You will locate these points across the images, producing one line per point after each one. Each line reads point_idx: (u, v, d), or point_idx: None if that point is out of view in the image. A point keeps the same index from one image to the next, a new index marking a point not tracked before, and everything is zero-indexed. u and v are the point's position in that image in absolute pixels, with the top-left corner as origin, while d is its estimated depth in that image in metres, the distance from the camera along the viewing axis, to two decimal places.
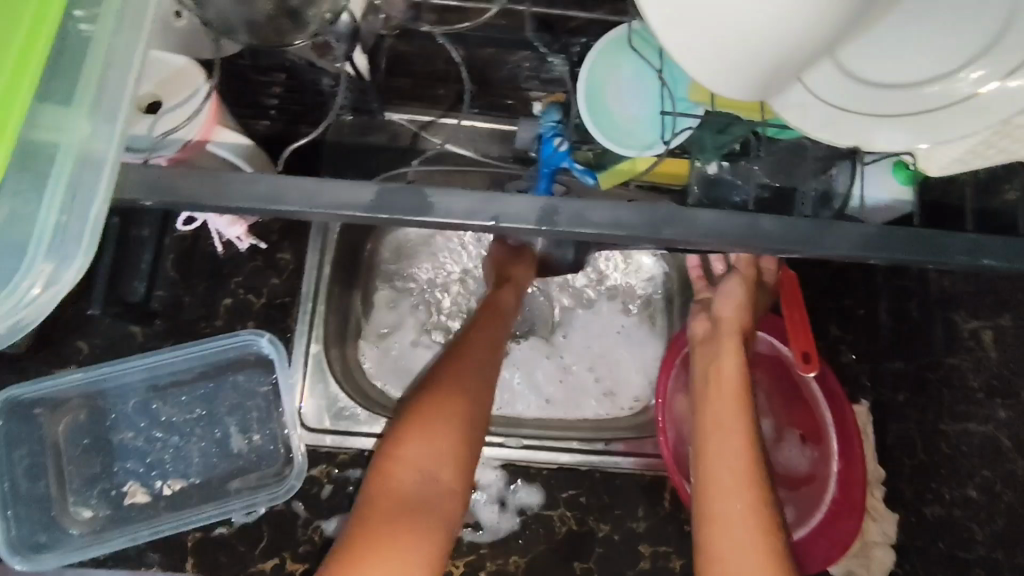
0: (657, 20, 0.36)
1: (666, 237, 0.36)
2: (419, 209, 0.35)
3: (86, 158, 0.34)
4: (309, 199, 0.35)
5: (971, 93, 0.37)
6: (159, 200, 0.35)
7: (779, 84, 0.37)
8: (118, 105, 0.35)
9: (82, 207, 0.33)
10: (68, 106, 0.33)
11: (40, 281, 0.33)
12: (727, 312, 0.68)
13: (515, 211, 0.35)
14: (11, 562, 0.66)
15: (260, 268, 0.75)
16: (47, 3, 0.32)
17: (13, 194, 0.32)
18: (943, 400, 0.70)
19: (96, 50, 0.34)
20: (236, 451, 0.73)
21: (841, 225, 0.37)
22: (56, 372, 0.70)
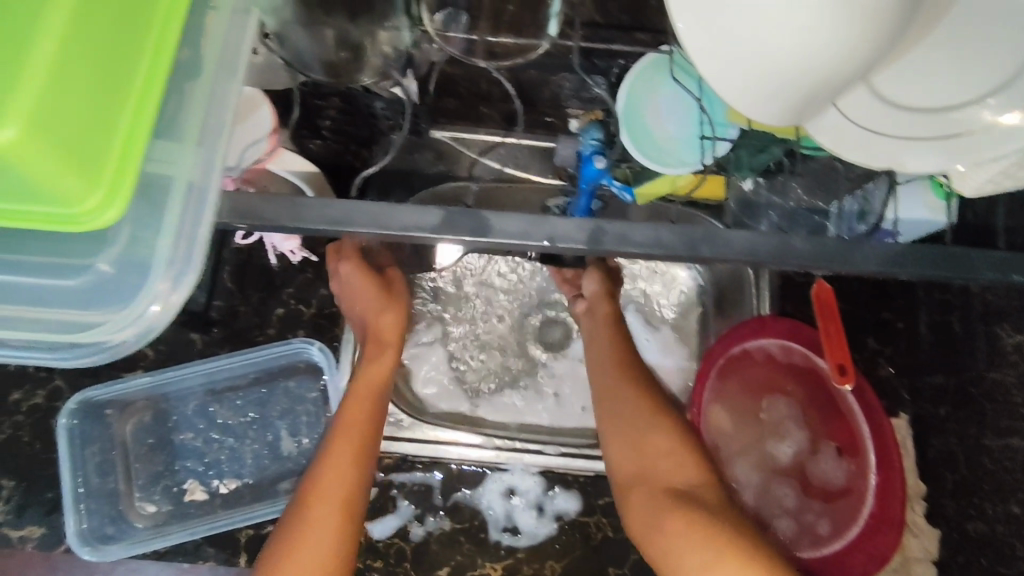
0: (698, 50, 0.37)
1: (705, 254, 0.38)
2: (479, 229, 0.38)
3: (194, 188, 0.36)
4: (375, 223, 0.38)
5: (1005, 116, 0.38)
6: (247, 223, 0.38)
7: (813, 110, 0.39)
8: (218, 138, 0.37)
9: (191, 230, 0.36)
10: (179, 138, 0.36)
11: (158, 300, 0.36)
12: (597, 292, 0.79)
13: (567, 232, 0.37)
14: (80, 552, 0.71)
15: (310, 279, 0.79)
16: (160, 44, 0.33)
17: (137, 220, 0.36)
18: (985, 415, 0.70)
19: (199, 90, 0.37)
20: (286, 453, 0.77)
21: (872, 241, 0.38)
22: (126, 375, 0.76)
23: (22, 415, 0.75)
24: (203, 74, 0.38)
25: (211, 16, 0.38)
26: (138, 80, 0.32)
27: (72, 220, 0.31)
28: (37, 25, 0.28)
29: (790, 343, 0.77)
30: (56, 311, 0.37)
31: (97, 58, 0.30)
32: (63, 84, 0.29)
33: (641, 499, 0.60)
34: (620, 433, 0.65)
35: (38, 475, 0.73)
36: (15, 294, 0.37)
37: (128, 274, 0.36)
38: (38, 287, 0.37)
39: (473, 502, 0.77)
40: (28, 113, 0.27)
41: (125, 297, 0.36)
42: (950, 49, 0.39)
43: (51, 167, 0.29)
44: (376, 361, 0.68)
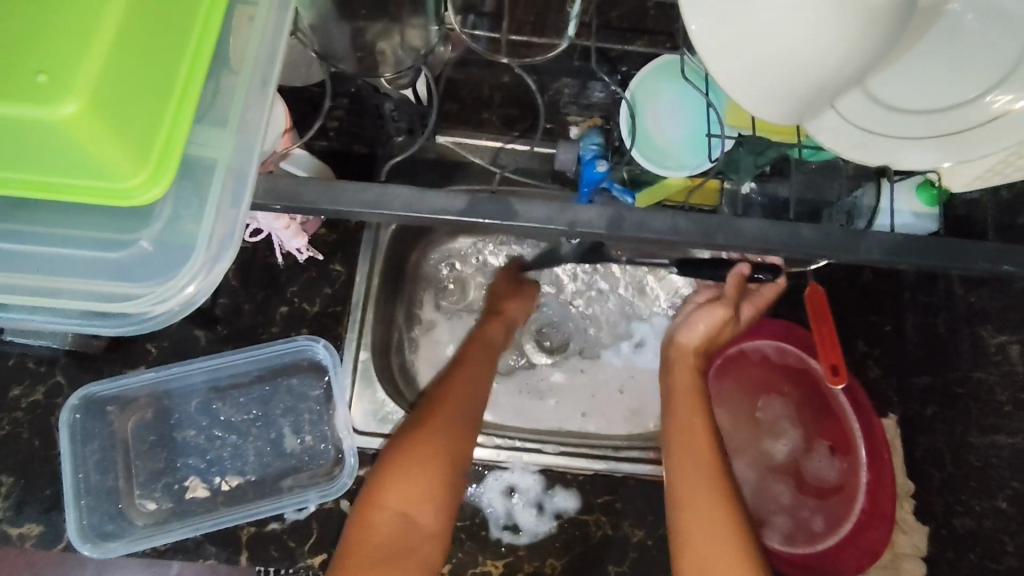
0: (709, 47, 0.39)
1: (719, 242, 0.40)
2: (505, 215, 0.39)
3: (233, 170, 0.37)
4: (408, 208, 0.39)
5: (993, 116, 0.40)
6: (286, 206, 0.39)
7: (813, 110, 0.41)
8: (258, 126, 0.39)
9: (232, 213, 0.37)
10: (221, 123, 0.37)
11: (195, 280, 0.37)
12: (693, 339, 0.77)
13: (588, 219, 0.39)
14: (81, 549, 0.70)
15: (314, 278, 0.80)
16: (205, 38, 0.34)
17: (178, 198, 0.37)
18: (971, 413, 0.73)
19: (239, 80, 0.38)
20: (289, 451, 0.77)
21: (872, 231, 0.40)
22: (128, 372, 0.76)
23: (21, 411, 0.74)
24: (241, 63, 0.39)
25: (251, 15, 0.39)
26: (184, 64, 0.33)
27: (114, 196, 0.32)
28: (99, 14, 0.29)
29: (783, 343, 0.80)
30: (89, 287, 0.37)
31: (151, 42, 0.32)
32: (117, 64, 0.30)
33: (688, 501, 0.63)
34: (686, 431, 0.69)
35: (38, 472, 0.73)
36: (49, 266, 0.37)
37: (169, 253, 0.37)
38: (72, 260, 0.37)
39: (474, 500, 0.78)
40: (88, 90, 0.29)
41: (162, 275, 0.37)
42: (942, 54, 0.42)
43: (102, 143, 0.30)
44: (488, 331, 0.83)
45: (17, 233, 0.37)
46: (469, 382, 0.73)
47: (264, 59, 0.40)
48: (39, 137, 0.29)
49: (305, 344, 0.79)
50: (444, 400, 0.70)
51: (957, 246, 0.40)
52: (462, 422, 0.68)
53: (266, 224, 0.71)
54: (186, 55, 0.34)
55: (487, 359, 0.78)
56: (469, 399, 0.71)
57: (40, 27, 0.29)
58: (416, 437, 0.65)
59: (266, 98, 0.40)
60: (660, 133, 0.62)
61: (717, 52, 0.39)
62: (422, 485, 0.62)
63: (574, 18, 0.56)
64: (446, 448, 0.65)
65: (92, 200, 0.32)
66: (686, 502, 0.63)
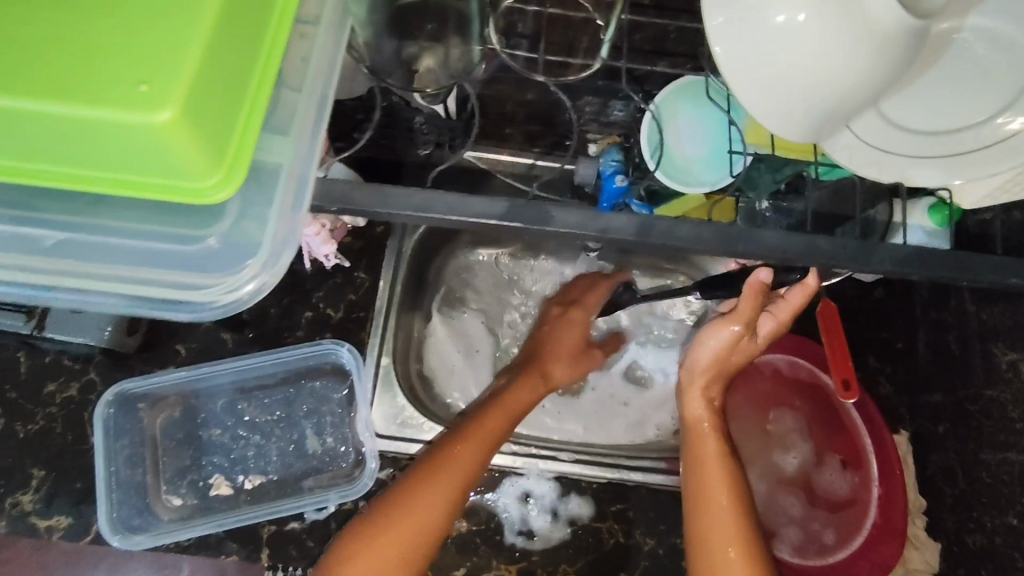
0: (734, 72, 0.42)
1: (739, 250, 0.42)
2: (541, 220, 0.42)
3: (295, 174, 0.40)
4: (450, 211, 0.42)
5: (999, 138, 0.43)
6: (341, 208, 0.41)
7: (830, 130, 0.43)
8: (317, 133, 0.42)
9: (294, 214, 0.40)
10: (285, 131, 0.40)
11: (254, 278, 0.40)
12: (704, 359, 0.69)
13: (618, 226, 0.42)
14: (110, 539, 0.72)
15: (340, 284, 0.83)
16: (272, 54, 0.37)
17: (245, 199, 0.40)
18: (982, 430, 0.74)
19: (300, 92, 0.41)
20: (311, 451, 0.79)
21: (884, 244, 0.42)
22: (158, 371, 0.78)
23: (55, 407, 0.77)
24: (300, 74, 0.42)
25: (312, 31, 0.43)
26: (257, 76, 0.36)
27: (188, 197, 0.35)
28: (185, 32, 0.32)
29: (798, 357, 0.81)
30: (158, 280, 0.40)
31: (232, 57, 0.34)
32: (206, 77, 0.33)
33: (709, 520, 0.65)
34: (704, 491, 0.66)
35: (69, 466, 0.75)
36: (118, 257, 0.40)
37: (229, 249, 0.40)
38: (144, 253, 0.40)
39: (489, 505, 0.79)
40: (180, 101, 0.32)
41: (222, 270, 0.40)
42: (951, 80, 0.44)
43: (186, 149, 0.33)
44: (519, 393, 0.74)
45: (89, 225, 0.40)
46: (469, 445, 0.67)
47: (320, 73, 0.43)
48: (130, 140, 0.32)
49: (329, 347, 0.81)
50: (432, 470, 0.65)
51: (965, 259, 0.42)
52: (493, 440, 0.69)
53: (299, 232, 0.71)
54: (259, 67, 0.36)
55: (510, 414, 0.72)
56: (467, 467, 0.66)
57: (136, 39, 0.32)
58: (385, 521, 0.62)
59: (325, 108, 0.43)
60: (679, 152, 0.65)
61: (741, 76, 0.42)
62: (444, 497, 0.64)
63: (607, 42, 0.60)
64: (411, 535, 0.62)
65: (167, 198, 0.35)
66: (703, 511, 0.65)
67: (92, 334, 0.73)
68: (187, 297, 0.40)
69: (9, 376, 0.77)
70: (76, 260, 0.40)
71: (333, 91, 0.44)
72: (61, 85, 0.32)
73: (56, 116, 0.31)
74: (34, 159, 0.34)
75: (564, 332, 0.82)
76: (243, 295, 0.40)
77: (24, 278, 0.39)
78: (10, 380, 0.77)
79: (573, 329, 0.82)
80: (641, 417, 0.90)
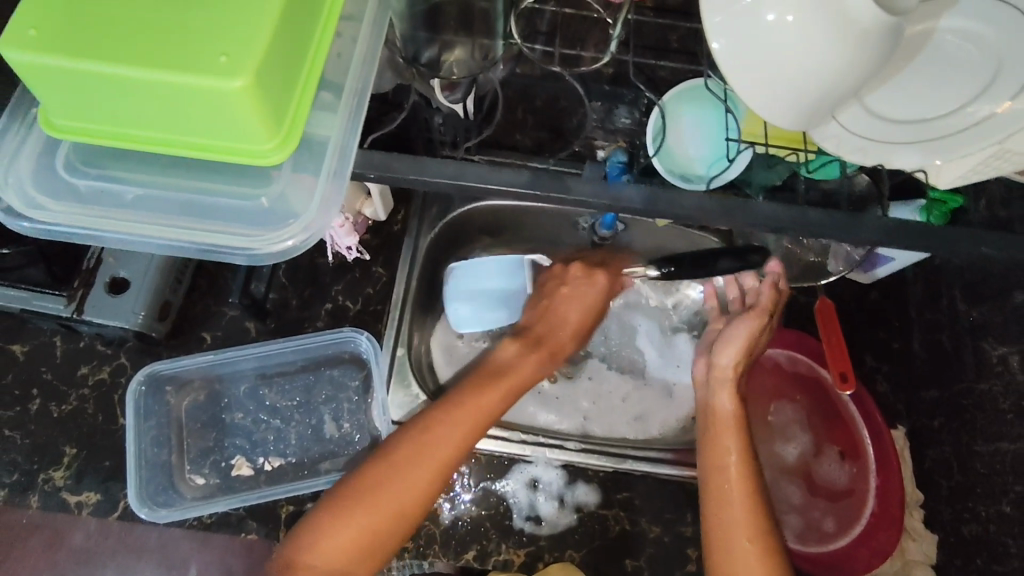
0: (731, 67, 0.47)
1: (737, 219, 0.46)
2: (560, 188, 0.46)
3: (340, 145, 0.44)
4: (480, 179, 0.46)
5: (975, 122, 0.47)
6: (381, 175, 0.45)
7: (822, 118, 0.48)
8: (360, 110, 0.46)
9: (338, 180, 0.44)
10: (332, 108, 0.45)
11: (298, 235, 0.44)
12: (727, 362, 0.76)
13: (625, 198, 0.46)
14: (138, 512, 0.75)
15: (358, 279, 0.88)
16: (323, 39, 0.42)
17: (297, 166, 0.44)
18: (976, 423, 0.76)
19: (344, 74, 0.46)
20: (328, 436, 0.82)
21: (865, 218, 0.47)
22: (187, 354, 0.82)
23: (88, 388, 0.81)
24: (341, 62, 0.46)
25: (353, 24, 0.48)
26: (311, 55, 0.41)
27: (253, 158, 0.40)
28: (252, 14, 0.37)
29: (797, 352, 0.84)
30: (217, 233, 0.44)
31: (292, 37, 0.39)
32: (274, 51, 0.37)
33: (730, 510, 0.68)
34: (719, 482, 0.70)
35: (99, 444, 0.79)
36: (177, 211, 0.44)
37: (278, 208, 0.44)
38: (205, 208, 0.44)
39: (499, 491, 0.82)
40: (253, 70, 0.36)
41: (269, 226, 0.44)
42: (933, 70, 0.48)
43: (255, 114, 0.37)
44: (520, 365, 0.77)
45: (153, 182, 0.44)
46: (443, 428, 0.69)
47: (360, 59, 0.47)
48: (207, 104, 0.36)
49: (349, 335, 0.85)
50: (415, 450, 0.68)
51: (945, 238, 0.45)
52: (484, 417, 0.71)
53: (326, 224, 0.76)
54: (312, 47, 0.41)
55: (506, 392, 0.74)
56: (442, 452, 0.68)
57: (208, 17, 0.37)
58: (365, 497, 0.66)
59: (366, 89, 0.47)
60: (680, 149, 0.67)
61: (738, 70, 0.47)
62: (428, 470, 0.67)
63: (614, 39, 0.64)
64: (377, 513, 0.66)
65: (233, 157, 0.40)
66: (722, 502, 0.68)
67: (126, 318, 0.77)
68: (241, 250, 0.44)
69: (46, 359, 0.82)
70: (146, 213, 0.44)
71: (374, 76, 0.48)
72: (146, 54, 0.36)
73: (143, 81, 0.36)
74: (120, 122, 0.39)
75: (562, 313, 0.81)
76: (285, 250, 0.44)
77: (91, 230, 0.44)
78: (48, 363, 0.82)
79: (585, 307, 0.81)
80: (645, 413, 0.93)
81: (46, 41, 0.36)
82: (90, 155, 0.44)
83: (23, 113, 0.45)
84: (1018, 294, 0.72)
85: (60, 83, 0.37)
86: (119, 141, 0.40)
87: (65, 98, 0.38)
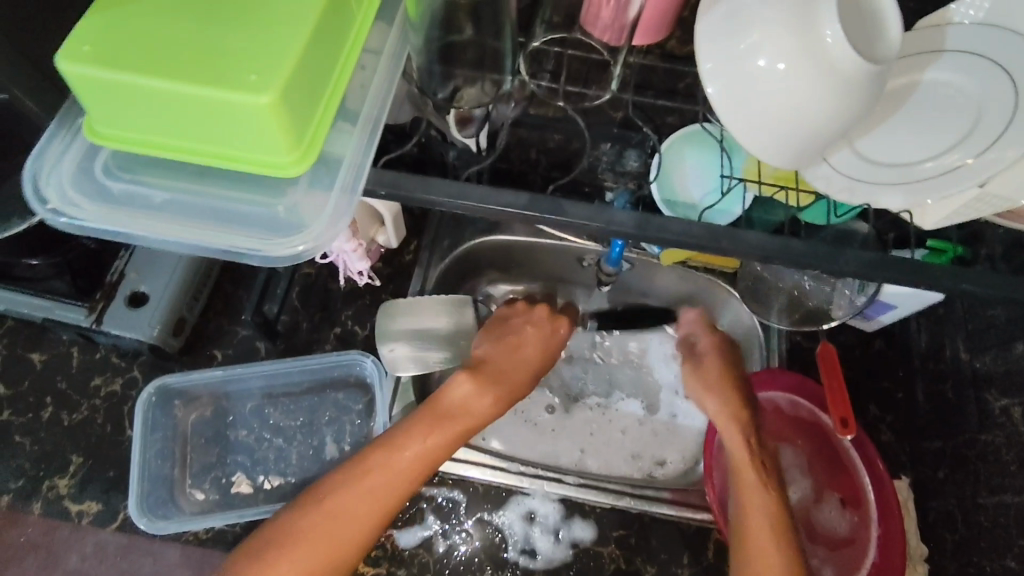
0: (724, 111, 0.50)
1: (724, 245, 0.49)
2: (558, 212, 0.49)
3: (355, 163, 0.48)
4: (482, 200, 0.49)
5: (957, 165, 0.51)
6: (390, 191, 0.48)
7: (810, 160, 0.51)
8: (375, 133, 0.50)
9: (351, 194, 0.47)
10: (349, 130, 0.48)
11: (308, 241, 0.47)
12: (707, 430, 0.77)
13: (619, 220, 0.49)
14: (137, 522, 0.76)
15: (367, 305, 0.90)
16: (345, 68, 0.46)
17: (314, 181, 0.47)
18: (979, 474, 0.76)
19: (363, 100, 0.50)
20: (329, 458, 0.83)
21: (847, 252, 0.50)
22: (198, 369, 0.84)
23: (99, 399, 0.84)
24: (362, 92, 0.50)
25: (374, 58, 0.52)
26: (332, 79, 0.45)
27: (272, 168, 0.43)
28: (282, 42, 0.40)
29: (799, 397, 0.84)
30: (235, 236, 0.47)
31: (317, 64, 0.43)
32: (299, 74, 0.41)
33: None
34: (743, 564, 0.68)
35: (105, 454, 0.81)
36: (200, 215, 0.47)
37: (292, 215, 0.47)
38: (226, 213, 0.47)
39: (494, 522, 0.82)
40: (277, 89, 0.39)
41: (283, 231, 0.47)
42: (912, 119, 0.53)
43: (278, 129, 0.41)
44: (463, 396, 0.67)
45: (180, 188, 0.47)
46: (375, 481, 0.63)
47: (377, 89, 0.51)
48: (235, 118, 0.40)
49: (355, 358, 0.86)
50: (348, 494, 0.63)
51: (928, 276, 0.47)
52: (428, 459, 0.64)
53: (339, 250, 0.79)
54: (336, 73, 0.45)
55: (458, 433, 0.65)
56: (372, 507, 0.63)
57: (240, 43, 0.40)
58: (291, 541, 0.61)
59: (383, 115, 0.51)
60: (683, 190, 0.71)
61: (730, 115, 0.50)
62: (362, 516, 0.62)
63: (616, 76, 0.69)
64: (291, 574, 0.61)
65: (254, 167, 0.43)
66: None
67: (142, 330, 0.80)
68: (256, 252, 0.47)
69: (61, 368, 0.85)
70: (173, 215, 0.47)
71: (390, 104, 0.52)
72: (183, 72, 0.39)
73: (179, 95, 0.39)
74: (154, 132, 0.42)
75: (521, 355, 0.71)
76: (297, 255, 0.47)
77: (121, 230, 0.47)
78: (63, 373, 0.84)
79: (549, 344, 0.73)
80: (639, 452, 0.94)
81: (98, 56, 0.40)
82: (127, 163, 0.47)
83: (71, 121, 0.49)
84: (1019, 345, 0.72)
85: (105, 95, 0.40)
86: (153, 149, 0.44)
87: (109, 108, 0.42)
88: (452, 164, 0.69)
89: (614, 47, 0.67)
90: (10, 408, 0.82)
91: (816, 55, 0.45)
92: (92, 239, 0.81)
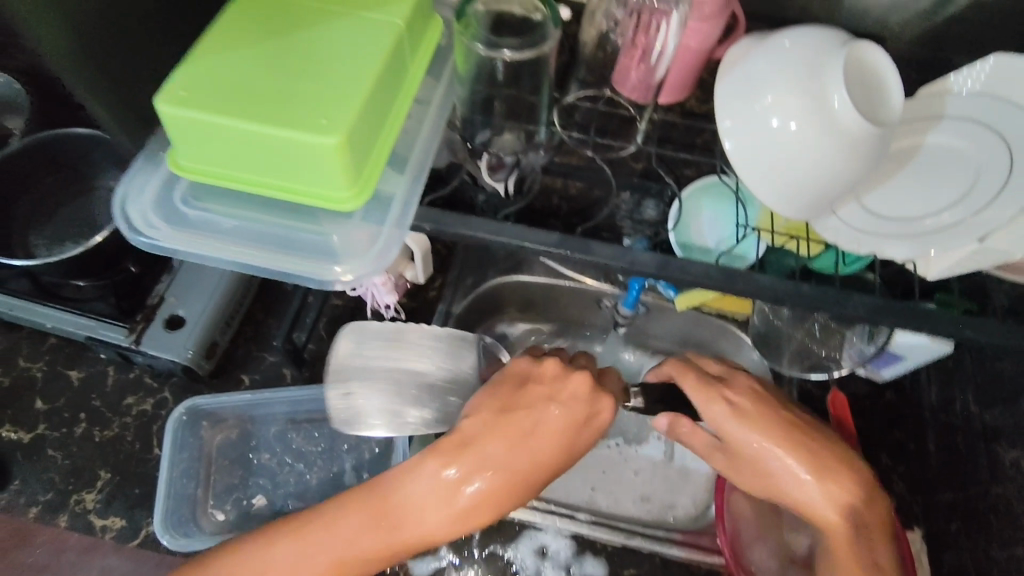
0: (741, 166, 0.54)
1: (738, 288, 0.53)
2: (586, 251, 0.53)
3: (404, 201, 0.52)
4: (519, 234, 0.53)
5: (957, 222, 0.56)
6: (433, 228, 0.53)
7: (819, 213, 0.55)
8: (422, 174, 0.55)
9: (399, 229, 0.52)
10: (398, 171, 0.53)
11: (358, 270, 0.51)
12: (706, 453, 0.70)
13: (640, 261, 0.53)
14: (160, 539, 0.78)
15: None
16: (398, 117, 0.51)
17: (366, 215, 0.52)
18: (991, 527, 0.76)
19: (411, 145, 0.55)
20: (347, 484, 0.85)
21: (853, 299, 0.53)
22: (225, 393, 0.86)
23: (130, 417, 0.87)
24: (409, 138, 0.55)
25: (423, 110, 0.58)
26: (387, 124, 0.50)
27: (331, 203, 0.48)
28: (347, 90, 0.45)
29: None
30: (293, 263, 0.51)
31: (376, 111, 0.48)
32: (362, 120, 0.46)
33: None
34: None
35: (132, 471, 0.83)
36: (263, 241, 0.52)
37: (346, 246, 0.52)
38: (287, 242, 0.52)
39: (507, 556, 0.83)
40: (345, 132, 0.44)
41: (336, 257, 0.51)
42: (919, 176, 0.57)
43: (341, 167, 0.45)
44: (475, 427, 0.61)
45: (247, 217, 0.52)
46: (344, 531, 0.60)
47: (423, 137, 0.56)
48: (304, 156, 0.45)
49: None
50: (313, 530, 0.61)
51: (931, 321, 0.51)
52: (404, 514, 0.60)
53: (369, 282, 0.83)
54: (390, 120, 0.50)
55: (443, 496, 0.59)
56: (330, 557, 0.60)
57: (310, 91, 0.45)
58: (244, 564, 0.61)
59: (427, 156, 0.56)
60: (700, 236, 0.75)
61: (746, 167, 0.54)
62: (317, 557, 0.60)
63: (642, 130, 0.77)
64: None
65: (315, 201, 0.48)
66: None
67: (177, 352, 0.84)
68: (312, 278, 0.51)
69: (97, 387, 0.88)
70: (238, 242, 0.51)
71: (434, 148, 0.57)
72: (259, 114, 0.44)
73: (255, 134, 0.44)
74: (229, 167, 0.48)
75: (531, 444, 0.60)
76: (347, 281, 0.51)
77: (192, 251, 0.51)
78: (98, 391, 0.88)
79: (570, 414, 0.61)
80: (647, 494, 0.95)
81: (187, 98, 0.45)
82: (201, 193, 0.52)
83: (152, 155, 0.54)
84: None
85: (189, 133, 0.45)
86: (227, 182, 0.49)
87: (192, 145, 0.47)
88: (482, 204, 0.72)
89: (641, 105, 0.77)
90: (45, 423, 0.86)
91: (828, 118, 0.49)
92: (135, 264, 0.85)
